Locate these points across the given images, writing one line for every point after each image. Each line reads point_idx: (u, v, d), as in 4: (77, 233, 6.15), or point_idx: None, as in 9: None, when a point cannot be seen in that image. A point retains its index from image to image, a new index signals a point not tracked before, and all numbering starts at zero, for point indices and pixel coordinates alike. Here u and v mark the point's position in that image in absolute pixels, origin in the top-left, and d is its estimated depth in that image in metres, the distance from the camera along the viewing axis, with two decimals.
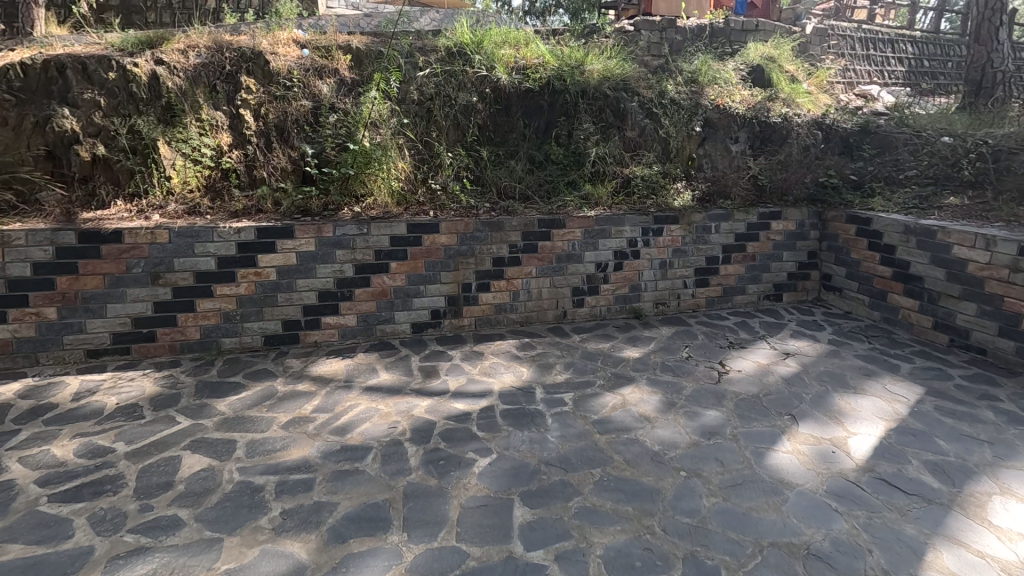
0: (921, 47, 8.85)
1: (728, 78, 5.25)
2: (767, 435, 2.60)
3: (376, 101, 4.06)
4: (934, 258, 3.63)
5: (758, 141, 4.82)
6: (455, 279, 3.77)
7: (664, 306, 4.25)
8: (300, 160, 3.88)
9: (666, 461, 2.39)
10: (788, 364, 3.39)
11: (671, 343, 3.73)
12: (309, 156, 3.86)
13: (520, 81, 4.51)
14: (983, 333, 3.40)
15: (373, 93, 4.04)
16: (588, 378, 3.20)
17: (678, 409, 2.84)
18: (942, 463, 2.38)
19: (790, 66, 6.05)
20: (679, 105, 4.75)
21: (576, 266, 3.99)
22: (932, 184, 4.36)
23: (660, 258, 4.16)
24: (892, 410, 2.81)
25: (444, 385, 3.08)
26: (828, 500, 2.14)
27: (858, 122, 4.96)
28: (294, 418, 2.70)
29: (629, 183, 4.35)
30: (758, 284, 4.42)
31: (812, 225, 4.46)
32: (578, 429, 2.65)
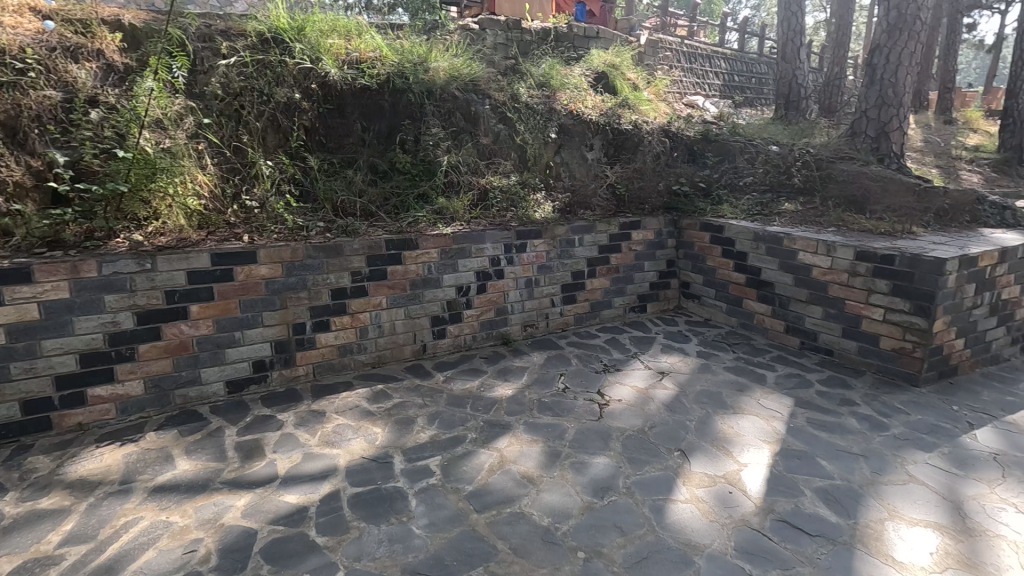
0: (733, 63, 9.74)
1: (577, 84, 5.08)
2: (661, 482, 2.31)
3: (154, 94, 3.07)
4: (782, 264, 3.72)
5: (612, 149, 4.72)
6: (284, 319, 3.02)
7: (532, 329, 3.90)
8: (46, 172, 2.79)
9: (559, 542, 1.97)
10: (665, 385, 3.21)
11: (544, 373, 3.38)
12: (58, 165, 2.77)
13: (354, 77, 3.84)
14: (830, 335, 3.51)
15: (150, 83, 3.03)
16: (457, 433, 2.70)
17: (564, 461, 2.46)
18: (832, 489, 2.26)
19: (631, 74, 6.13)
20: (533, 109, 4.45)
21: (433, 292, 3.46)
22: (769, 191, 4.58)
23: (526, 276, 3.79)
24: (772, 430, 2.71)
25: (271, 469, 2.35)
26: (739, 562, 1.87)
27: (699, 131, 5.10)
28: (25, 562, 1.80)
29: (486, 195, 3.92)
30: (623, 296, 4.28)
31: (669, 233, 4.42)
32: (450, 510, 2.13)
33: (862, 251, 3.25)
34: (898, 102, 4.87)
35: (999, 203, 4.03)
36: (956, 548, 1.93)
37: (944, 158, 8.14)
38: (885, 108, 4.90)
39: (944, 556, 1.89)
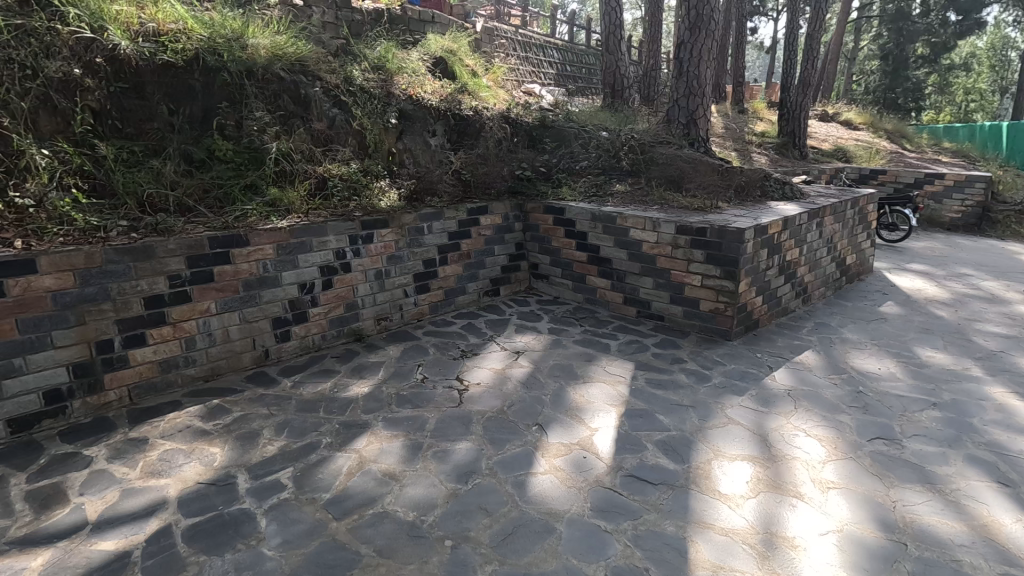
0: (565, 54, 10.27)
1: (415, 68, 4.96)
2: (522, 458, 2.38)
3: None
4: (617, 241, 4.03)
5: (455, 135, 4.71)
6: (83, 338, 2.55)
7: (387, 322, 3.78)
8: None
9: (426, 534, 1.93)
10: (521, 364, 3.32)
11: (402, 365, 3.29)
12: None
13: (152, 51, 3.34)
14: (660, 302, 3.90)
15: None
16: (310, 439, 2.52)
17: (426, 453, 2.42)
18: (669, 440, 2.51)
19: (469, 60, 6.15)
20: (369, 94, 4.27)
21: (272, 291, 3.17)
22: (602, 174, 4.93)
23: (375, 268, 3.64)
24: (617, 394, 2.94)
25: (77, 516, 1.98)
26: (596, 521, 2.00)
27: (537, 117, 5.30)
28: None
29: (325, 184, 3.67)
30: (476, 281, 4.32)
31: (515, 217, 4.55)
32: (306, 523, 1.98)
33: (681, 225, 3.64)
34: (702, 92, 5.52)
35: (781, 180, 4.77)
36: (765, 474, 2.26)
37: (739, 143, 9.47)
38: (692, 98, 5.52)
39: (757, 483, 2.21)
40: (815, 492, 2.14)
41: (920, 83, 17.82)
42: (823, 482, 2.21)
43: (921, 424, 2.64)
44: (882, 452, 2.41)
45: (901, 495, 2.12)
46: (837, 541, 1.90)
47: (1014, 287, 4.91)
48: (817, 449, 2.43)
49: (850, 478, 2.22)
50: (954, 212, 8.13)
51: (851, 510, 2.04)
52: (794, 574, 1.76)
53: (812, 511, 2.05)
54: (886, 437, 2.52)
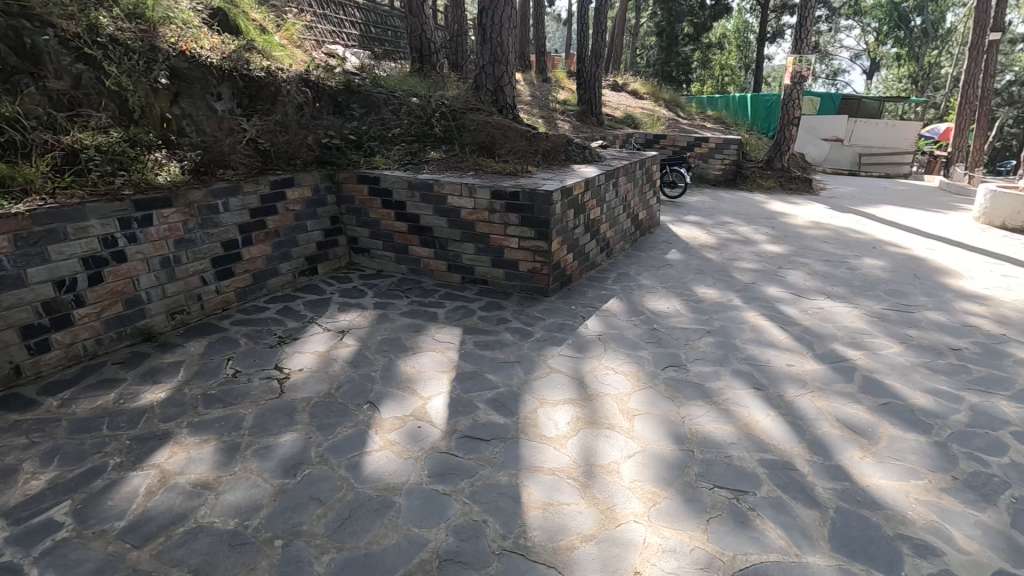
0: (367, 14, 9.70)
1: (185, 18, 4.23)
2: (353, 439, 2.30)
3: None
4: (436, 209, 4.02)
5: (246, 99, 4.19)
6: None
7: (183, 316, 3.31)
8: None
9: (251, 539, 1.77)
10: (346, 343, 3.17)
11: (207, 362, 2.92)
12: None
13: None
14: (483, 267, 4.01)
15: None
16: (92, 464, 2.12)
17: (245, 452, 2.20)
18: (499, 397, 2.63)
19: (255, 14, 5.47)
20: (126, 47, 3.56)
21: (14, 293, 2.55)
22: (416, 141, 4.85)
23: (160, 255, 3.13)
24: (447, 360, 2.98)
25: None
26: (434, 486, 2.03)
27: (341, 80, 4.94)
28: None
29: (78, 157, 3.02)
30: (289, 261, 3.98)
31: (327, 189, 4.26)
32: (95, 561, 1.68)
33: (495, 190, 3.75)
34: (506, 59, 5.66)
35: (581, 144, 5.17)
36: (583, 413, 2.50)
37: (545, 111, 10.01)
38: (497, 64, 5.64)
39: (577, 422, 2.43)
40: (624, 421, 2.43)
41: (688, 59, 20.55)
42: (629, 412, 2.51)
43: (701, 349, 3.14)
44: (673, 378, 2.82)
45: (689, 411, 2.51)
46: (643, 460, 2.18)
47: (760, 230, 6.03)
48: (624, 383, 2.75)
49: (651, 404, 2.57)
50: (717, 170, 9.65)
51: (652, 431, 2.36)
52: (611, 496, 1.99)
53: (622, 438, 2.32)
54: (676, 365, 2.95)
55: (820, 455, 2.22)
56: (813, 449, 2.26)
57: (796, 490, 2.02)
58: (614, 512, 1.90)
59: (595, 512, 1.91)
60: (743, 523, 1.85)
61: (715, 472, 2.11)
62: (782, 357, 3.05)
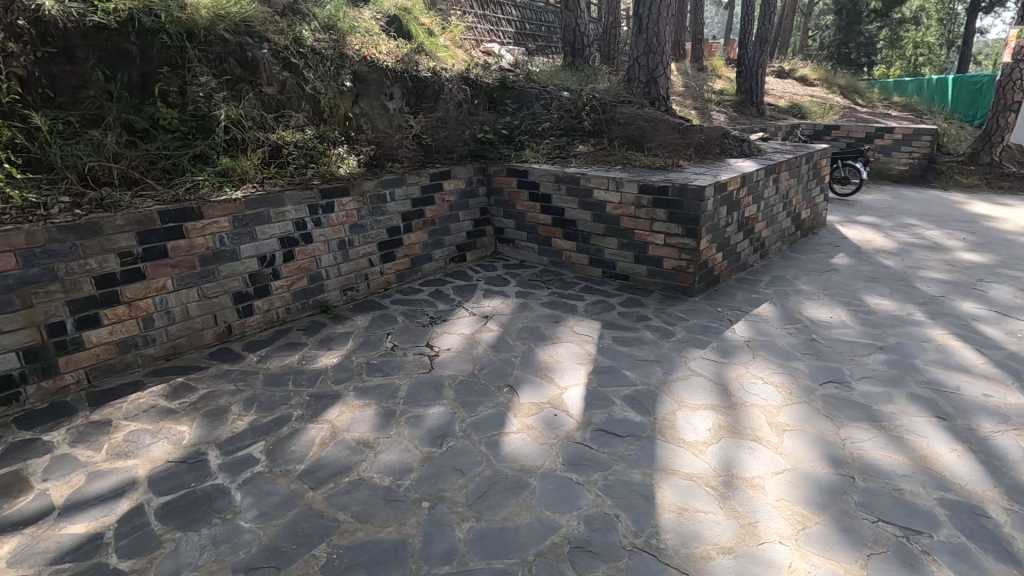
0: (523, 11, 9.86)
1: (367, 27, 4.71)
2: (493, 419, 2.43)
3: None
4: (581, 202, 4.05)
5: (413, 97, 4.58)
6: (31, 321, 2.47)
7: (352, 293, 3.74)
8: None
9: (402, 497, 1.97)
10: (489, 328, 3.35)
11: (370, 335, 3.28)
12: None
13: (81, 12, 3.07)
14: (625, 263, 3.96)
15: None
16: (280, 413, 2.50)
17: (400, 418, 2.45)
18: (635, 394, 2.60)
19: (424, 19, 5.91)
20: (321, 55, 4.06)
21: (230, 265, 3.09)
22: (564, 135, 4.92)
23: (337, 238, 3.57)
24: (585, 353, 3.01)
25: (42, 503, 1.96)
26: (568, 474, 2.08)
27: (497, 78, 5.19)
28: None
29: (280, 152, 3.55)
30: (441, 248, 4.29)
31: (479, 181, 4.50)
32: (281, 494, 1.99)
33: (643, 185, 3.68)
34: (661, 50, 5.47)
35: (739, 136, 4.85)
36: (725, 421, 2.38)
37: (699, 102, 9.46)
38: (652, 55, 5.49)
39: (719, 429, 2.32)
40: (772, 435, 2.27)
41: (872, 38, 18.04)
42: (779, 426, 2.33)
43: (869, 367, 2.80)
44: (832, 395, 2.56)
45: (850, 434, 2.27)
46: (791, 478, 2.02)
47: (954, 235, 5.18)
48: (774, 395, 2.56)
49: (804, 420, 2.36)
50: (902, 165, 8.42)
51: (803, 450, 2.18)
52: (753, 511, 1.88)
53: (768, 452, 2.17)
54: (836, 381, 2.67)
55: (1021, 504, 1.88)
56: (1011, 496, 1.92)
57: (985, 539, 1.74)
58: (756, 529, 1.80)
59: (735, 526, 1.82)
60: (912, 566, 1.64)
61: (879, 504, 1.89)
62: (975, 385, 2.61)
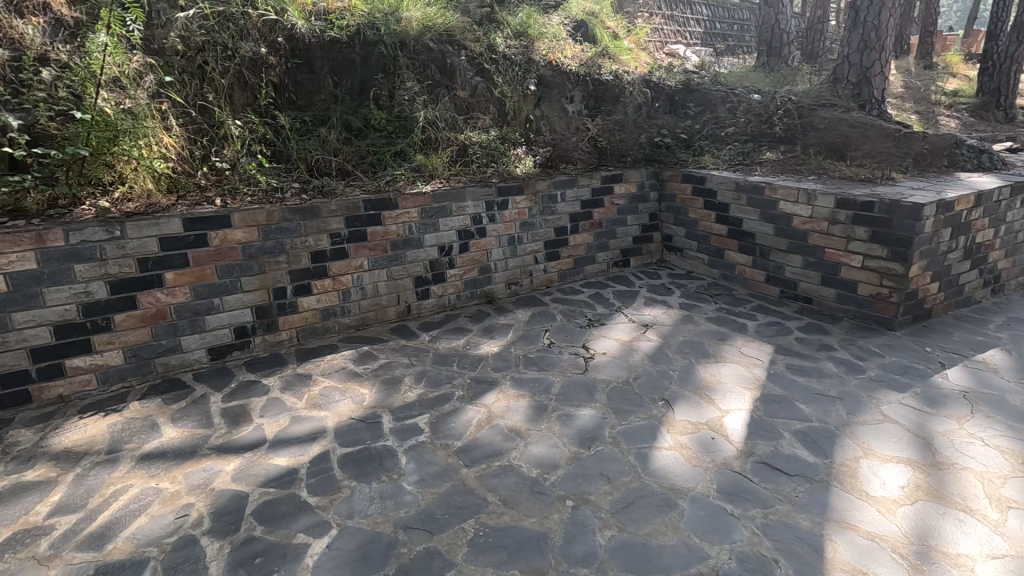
0: (714, 9, 9.22)
1: (555, 33, 4.87)
2: (644, 431, 2.37)
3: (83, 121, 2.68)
4: (763, 214, 3.73)
5: (593, 101, 4.61)
6: (264, 285, 3.01)
7: (517, 287, 3.90)
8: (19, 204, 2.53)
9: (548, 491, 2.02)
10: (648, 337, 3.26)
11: (529, 329, 3.40)
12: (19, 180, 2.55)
13: (322, 29, 3.64)
14: (809, 283, 3.56)
15: (79, 114, 2.64)
16: (444, 391, 2.72)
17: (551, 414, 2.50)
18: (809, 431, 2.33)
19: (611, 22, 5.89)
20: (511, 61, 4.28)
21: (415, 252, 3.42)
22: (750, 140, 4.57)
23: (508, 234, 3.76)
24: (752, 377, 2.78)
25: (259, 434, 2.39)
26: (722, 503, 1.94)
27: (681, 80, 5.00)
28: (16, 534, 1.85)
29: (466, 151, 3.84)
30: (606, 251, 4.28)
31: (651, 186, 4.40)
32: (439, 465, 2.17)
33: (842, 199, 3.26)
34: (880, 46, 4.78)
35: (976, 146, 4.05)
36: (925, 481, 2.02)
37: (923, 104, 8.06)
38: (867, 52, 4.83)
39: (915, 489, 1.98)
40: (990, 510, 1.87)
41: None
42: (1002, 500, 1.91)
43: None
44: None
45: None
46: (1014, 568, 1.65)
47: None
48: (997, 462, 2.10)
49: None
50: None
51: None
52: None
53: (983, 530, 1.79)
54: None
55: None
56: None
57: None
58: None
59: None
60: None
61: None
62: None
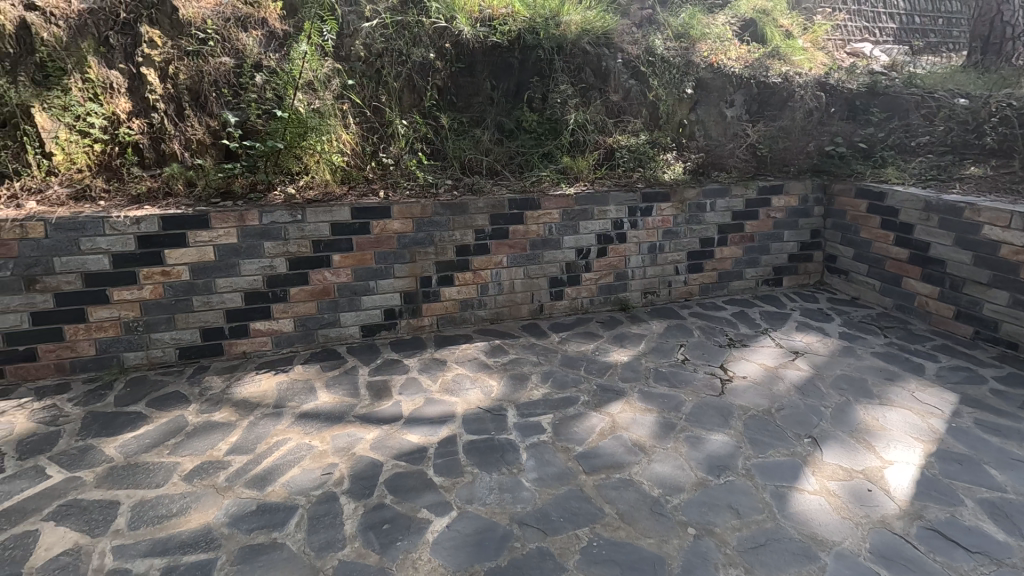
0: (914, 2, 7.90)
1: (720, 33, 4.59)
2: (785, 468, 2.15)
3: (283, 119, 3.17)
4: (959, 239, 3.17)
5: (756, 105, 4.28)
6: (412, 272, 3.24)
7: (653, 297, 3.77)
8: (228, 187, 3.01)
9: (669, 514, 1.92)
10: (798, 366, 2.95)
11: (663, 342, 3.26)
12: (232, 168, 3.03)
13: (485, 35, 3.79)
14: (1015, 326, 2.97)
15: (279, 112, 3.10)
16: (569, 393, 2.71)
17: (679, 434, 2.37)
18: (1001, 503, 1.94)
19: (784, 20, 5.40)
20: (669, 63, 4.12)
21: (553, 252, 3.46)
22: (949, 152, 3.93)
23: (649, 241, 3.65)
24: (927, 427, 2.38)
25: (397, 410, 2.58)
26: (875, 567, 1.69)
27: (865, 82, 4.38)
28: (202, 463, 2.21)
29: (613, 155, 3.79)
30: (756, 267, 3.96)
31: (816, 199, 3.99)
32: (558, 468, 2.17)
33: None
34: None
35: None
36: None
37: None
38: None
39: None
40: None
41: None
42: None
43: None
44: None
45: None
46: None
47: None
48: None
49: None
50: None
51: None
52: None
53: None
54: None
55: None
56: None
57: None
58: None
59: None
60: None
61: None
62: None
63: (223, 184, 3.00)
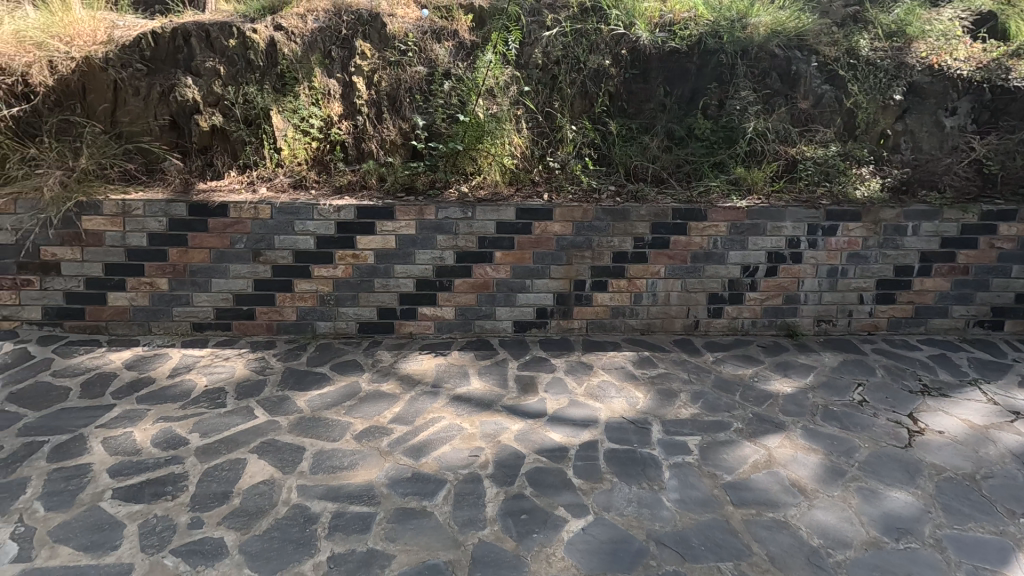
0: None
1: (946, 29, 3.92)
2: (989, 548, 1.80)
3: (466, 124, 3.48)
4: None
5: (987, 113, 3.57)
6: (568, 275, 3.30)
7: (828, 326, 3.38)
8: (411, 183, 3.35)
9: (829, 569, 1.72)
10: (1017, 429, 2.44)
11: (837, 377, 2.91)
12: (418, 165, 3.41)
13: (664, 40, 3.71)
14: None
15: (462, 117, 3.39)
16: (721, 418, 2.55)
17: (850, 483, 2.11)
18: None
19: None
20: (875, 66, 3.66)
21: (715, 267, 3.28)
22: None
23: (830, 264, 3.29)
24: None
25: (541, 406, 2.65)
26: None
27: None
28: (370, 427, 2.49)
29: (795, 167, 3.48)
30: (967, 305, 3.35)
31: None
32: (703, 493, 2.06)
33: None
34: None
35: None
36: None
37: None
38: None
39: None
40: None
41: None
42: None
43: None
44: None
45: None
46: None
47: None
48: None
49: None
50: None
51: None
52: None
53: None
54: None
55: None
56: None
57: None
58: None
59: None
60: None
61: None
62: None
63: (407, 180, 3.36)
